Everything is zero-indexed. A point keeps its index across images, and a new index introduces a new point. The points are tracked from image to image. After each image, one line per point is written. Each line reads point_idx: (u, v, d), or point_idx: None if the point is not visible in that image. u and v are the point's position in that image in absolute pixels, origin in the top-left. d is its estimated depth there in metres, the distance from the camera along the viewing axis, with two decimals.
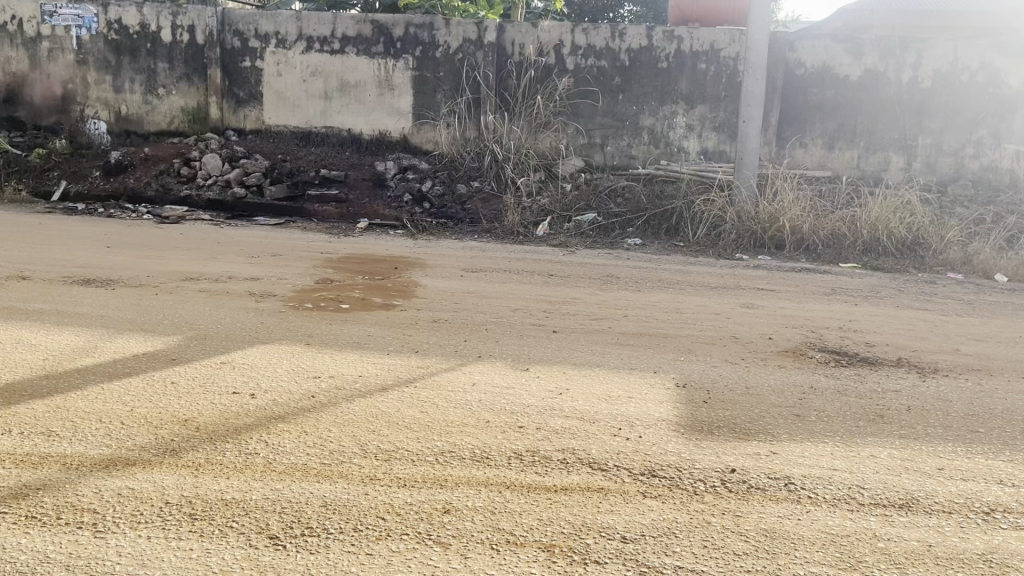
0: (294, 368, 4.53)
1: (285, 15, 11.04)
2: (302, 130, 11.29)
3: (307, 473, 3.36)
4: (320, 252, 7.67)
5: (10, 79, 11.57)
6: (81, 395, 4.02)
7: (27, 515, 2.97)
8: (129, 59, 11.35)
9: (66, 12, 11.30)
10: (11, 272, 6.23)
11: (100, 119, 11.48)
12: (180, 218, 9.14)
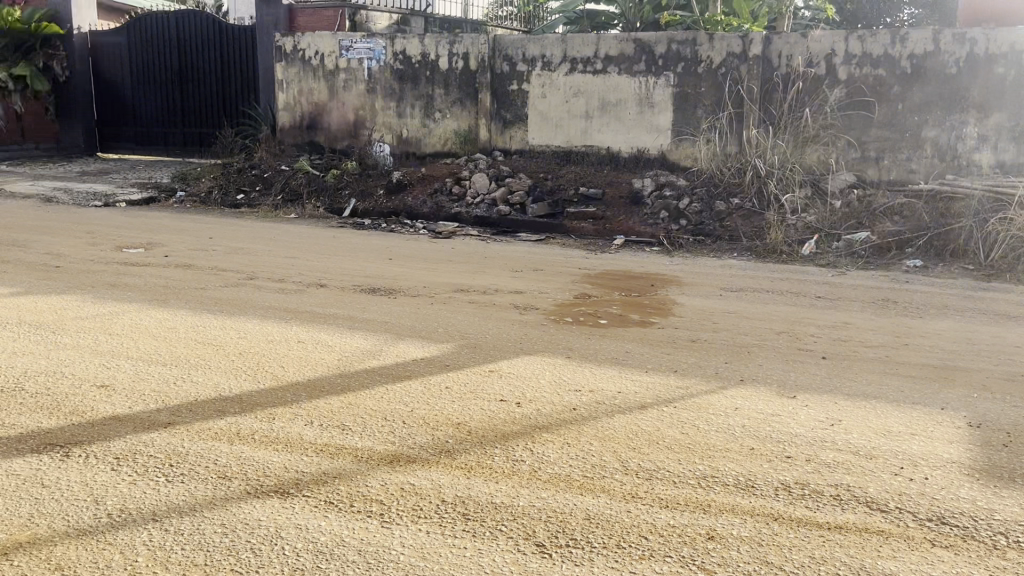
0: (556, 380, 4.66)
1: (551, 39, 11.46)
2: (564, 149, 11.64)
3: (571, 485, 3.45)
4: (579, 268, 7.86)
5: (312, 108, 13.07)
6: (370, 394, 4.42)
7: (326, 500, 3.32)
8: (411, 87, 12.36)
9: (360, 46, 12.58)
10: (311, 279, 7.01)
11: (385, 142, 12.62)
12: (451, 233, 9.76)
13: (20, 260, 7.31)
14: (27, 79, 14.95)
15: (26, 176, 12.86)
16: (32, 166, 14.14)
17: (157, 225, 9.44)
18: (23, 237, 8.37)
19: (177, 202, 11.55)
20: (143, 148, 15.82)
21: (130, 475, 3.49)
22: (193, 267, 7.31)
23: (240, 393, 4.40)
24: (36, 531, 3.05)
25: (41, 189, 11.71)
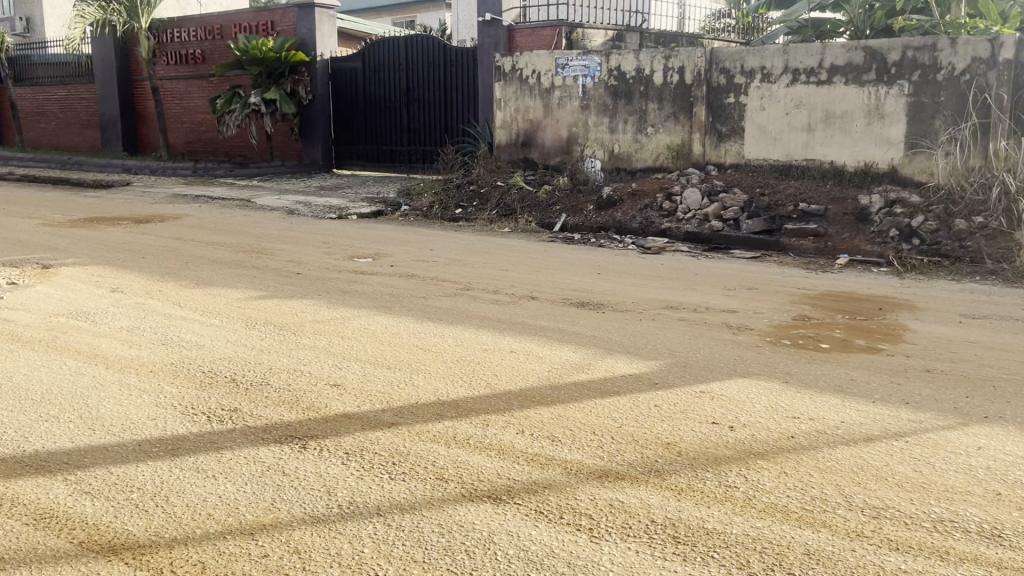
0: (772, 405, 4.46)
1: (772, 50, 11.04)
2: (782, 164, 11.17)
3: (788, 516, 3.28)
4: (797, 288, 7.49)
5: (528, 125, 13.44)
6: (580, 407, 4.45)
7: (537, 509, 3.37)
8: (625, 102, 12.39)
9: (576, 63, 12.80)
10: (523, 292, 7.19)
11: (597, 158, 12.73)
12: (662, 249, 9.65)
13: (268, 267, 8.10)
14: (277, 102, 16.27)
15: (273, 191, 14.22)
16: (278, 182, 15.62)
17: (383, 236, 10.10)
18: (269, 245, 9.27)
19: (401, 215, 12.28)
20: (372, 165, 16.99)
21: (358, 470, 3.74)
22: (414, 277, 7.74)
23: (456, 399, 4.60)
24: (278, 514, 3.35)
25: (285, 202, 12.89)
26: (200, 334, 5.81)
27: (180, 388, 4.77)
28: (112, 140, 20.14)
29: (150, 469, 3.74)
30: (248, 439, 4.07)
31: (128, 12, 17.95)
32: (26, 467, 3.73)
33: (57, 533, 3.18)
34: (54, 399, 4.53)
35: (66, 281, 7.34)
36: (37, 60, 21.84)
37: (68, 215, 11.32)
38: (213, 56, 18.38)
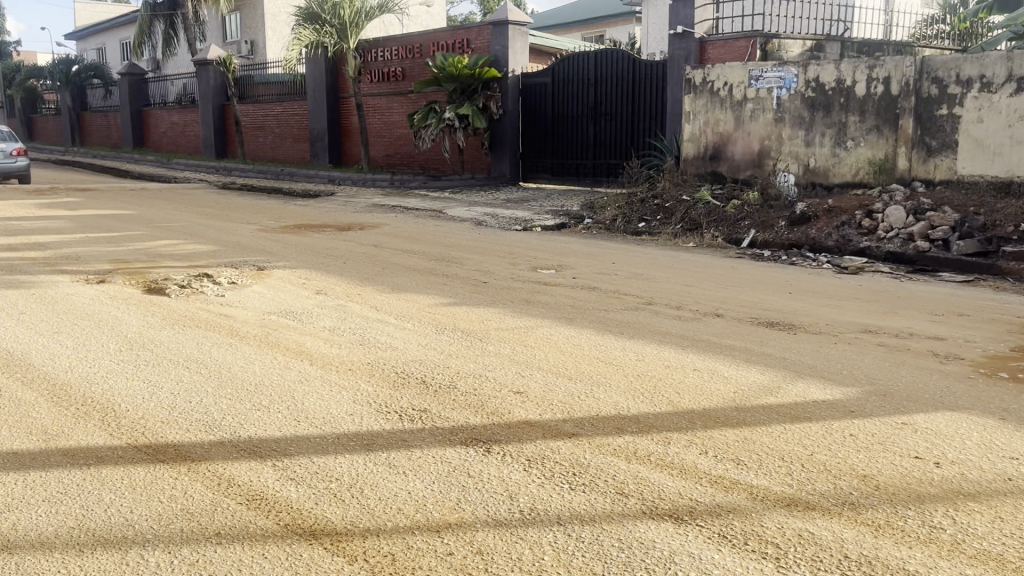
0: (985, 443, 4.09)
1: (994, 57, 10.16)
2: (1002, 180, 10.23)
3: (1004, 566, 2.99)
4: (1016, 316, 6.83)
5: (717, 138, 13.14)
6: (767, 431, 4.29)
7: (720, 533, 3.28)
8: (823, 114, 11.83)
9: (771, 75, 12.37)
10: (708, 309, 7.03)
11: (790, 172, 12.23)
12: (859, 269, 9.11)
13: (456, 275, 8.41)
14: (469, 118, 16.82)
15: (463, 202, 14.74)
16: (467, 193, 16.19)
17: (567, 248, 10.21)
18: (459, 254, 9.63)
19: (585, 228, 12.35)
20: (558, 178, 17.23)
21: (539, 478, 3.80)
22: (597, 289, 7.77)
23: (638, 414, 4.56)
24: (463, 515, 3.46)
25: (474, 213, 13.33)
26: (394, 337, 6.13)
27: (375, 386, 5.05)
28: (320, 153, 21.67)
29: (347, 461, 3.98)
30: (436, 440, 4.24)
31: (339, 33, 19.16)
32: (241, 450, 4.08)
33: (266, 513, 3.46)
34: (266, 390, 4.94)
35: (277, 282, 7.98)
36: (259, 80, 23.94)
37: (280, 222, 12.31)
38: (413, 73, 19.35)
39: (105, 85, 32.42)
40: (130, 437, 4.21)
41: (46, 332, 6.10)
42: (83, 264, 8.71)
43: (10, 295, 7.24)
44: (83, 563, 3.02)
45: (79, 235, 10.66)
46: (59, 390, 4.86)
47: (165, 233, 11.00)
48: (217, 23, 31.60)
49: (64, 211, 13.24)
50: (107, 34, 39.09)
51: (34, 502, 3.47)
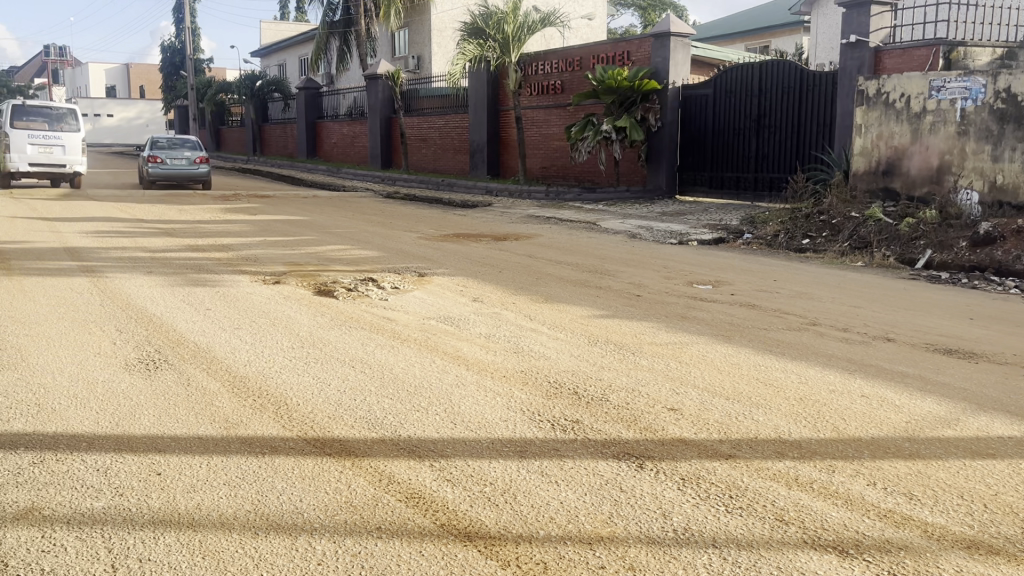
0: None
1: None
2: None
3: None
4: None
5: (891, 152, 12.44)
6: (943, 466, 4.00)
7: (889, 570, 3.09)
8: (1014, 127, 10.91)
9: (955, 86, 11.60)
10: (877, 332, 6.65)
11: (974, 189, 11.34)
12: None
13: (610, 287, 8.38)
14: (627, 130, 16.76)
15: (617, 214, 14.69)
16: (622, 206, 16.11)
17: (724, 264, 9.95)
18: (613, 266, 9.60)
19: (744, 243, 11.99)
20: (716, 192, 16.84)
21: (694, 497, 3.72)
22: (756, 307, 7.53)
23: (800, 439, 4.36)
24: (614, 529, 3.43)
25: (628, 226, 13.25)
26: (547, 346, 6.18)
27: (528, 394, 5.10)
28: (478, 164, 22.22)
29: (500, 467, 4.04)
30: (588, 452, 4.23)
31: (501, 48, 19.65)
32: (401, 449, 4.23)
33: (423, 512, 3.57)
34: (424, 393, 5.10)
35: (436, 288, 8.24)
36: (423, 94, 24.90)
37: (440, 230, 12.71)
38: (572, 86, 19.51)
39: (284, 98, 34.68)
40: (300, 429, 4.47)
41: (228, 327, 6.59)
42: (261, 266, 9.34)
43: (198, 292, 7.87)
44: (257, 545, 3.23)
45: (258, 238, 11.45)
46: (239, 382, 5.23)
47: (334, 238, 11.62)
48: (387, 39, 33.11)
49: (245, 215, 14.26)
50: (288, 51, 41.82)
51: (215, 484, 3.75)
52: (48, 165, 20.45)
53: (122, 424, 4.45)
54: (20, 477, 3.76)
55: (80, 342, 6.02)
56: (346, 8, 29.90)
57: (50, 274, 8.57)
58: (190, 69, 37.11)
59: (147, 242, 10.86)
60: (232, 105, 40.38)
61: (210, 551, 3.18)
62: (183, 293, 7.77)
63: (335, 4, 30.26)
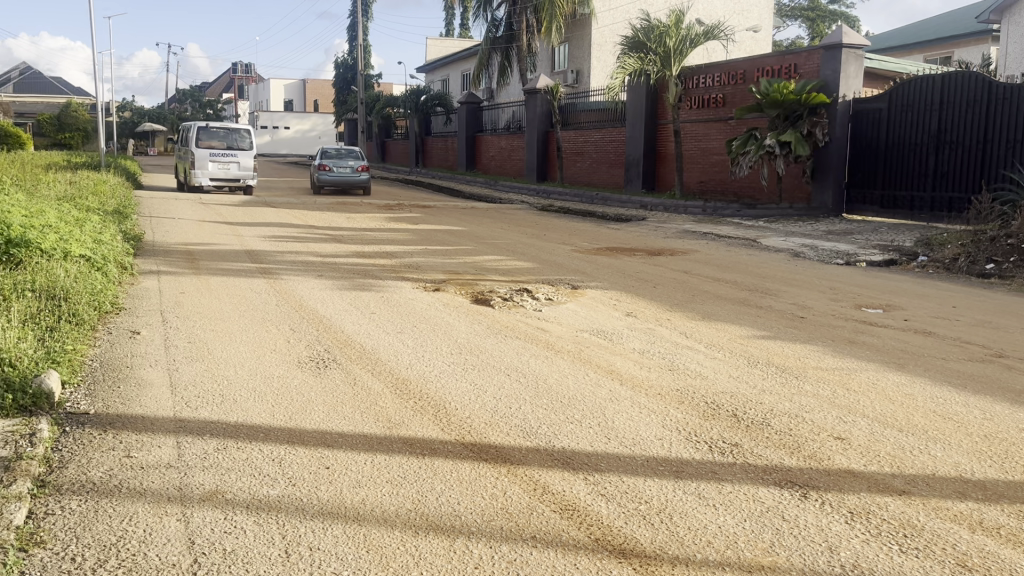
0: None
1: None
2: None
3: None
4: None
5: None
6: None
7: None
8: None
9: None
10: None
11: None
12: None
13: (771, 307, 8.08)
14: (792, 145, 16.15)
15: (779, 232, 14.18)
16: (784, 223, 15.52)
17: (896, 287, 9.38)
18: (774, 286, 9.26)
19: (918, 266, 11.26)
20: (888, 211, 15.93)
21: (863, 533, 3.51)
22: (932, 335, 7.05)
23: (985, 480, 4.04)
24: (777, 559, 3.30)
25: (791, 244, 12.74)
26: (704, 365, 6.03)
27: (684, 414, 5.00)
28: (634, 178, 22.07)
29: (656, 486, 3.98)
30: (748, 476, 4.09)
31: (662, 62, 19.47)
32: (555, 460, 4.25)
33: (578, 525, 3.56)
34: (578, 405, 5.10)
35: (590, 301, 8.24)
36: (581, 108, 25.05)
37: (594, 244, 12.71)
38: (734, 100, 19.05)
39: (446, 112, 35.84)
40: (458, 434, 4.58)
41: (391, 331, 6.86)
42: (422, 273, 9.67)
43: (364, 296, 8.24)
44: (417, 544, 3.33)
45: (419, 247, 11.87)
46: (401, 384, 5.43)
47: (490, 249, 11.87)
48: (547, 53, 33.57)
49: (407, 225, 14.82)
50: (451, 67, 43.22)
51: (378, 481, 3.90)
52: (225, 178, 22.12)
53: (294, 418, 4.72)
54: (206, 460, 4.06)
55: (258, 339, 6.44)
56: (508, 24, 30.57)
57: (232, 274, 9.24)
58: (360, 83, 39.04)
59: (318, 248, 11.50)
60: (397, 119, 42.13)
61: (373, 545, 3.30)
62: (350, 297, 8.17)
63: (498, 20, 31.01)
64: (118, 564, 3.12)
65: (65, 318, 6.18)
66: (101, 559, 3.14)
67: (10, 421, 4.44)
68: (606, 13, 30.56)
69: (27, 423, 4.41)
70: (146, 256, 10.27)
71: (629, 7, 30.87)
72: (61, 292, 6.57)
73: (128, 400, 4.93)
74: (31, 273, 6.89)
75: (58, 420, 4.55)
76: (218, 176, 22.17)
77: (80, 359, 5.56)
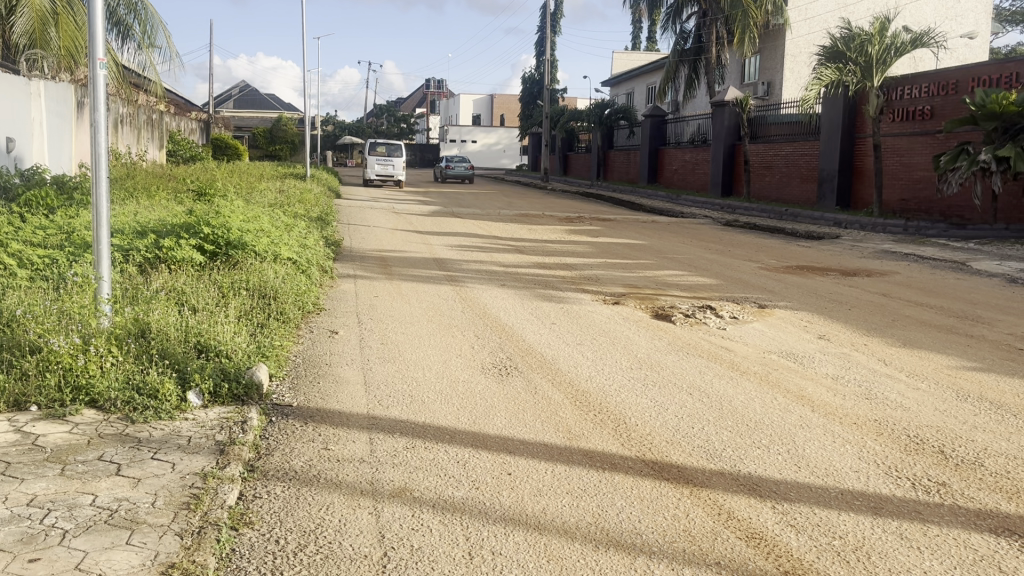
0: None
1: None
2: None
3: None
4: None
5: None
6: None
7: None
8: None
9: None
10: None
11: None
12: None
13: (984, 337, 7.38)
14: (1011, 160, 14.70)
15: (993, 255, 12.96)
16: (997, 246, 14.19)
17: None
18: (987, 313, 8.47)
19: None
20: None
21: None
22: None
23: None
24: None
25: (1007, 268, 11.62)
26: (906, 396, 5.59)
27: (883, 446, 4.65)
28: (827, 194, 20.99)
29: (852, 521, 3.72)
30: (958, 520, 3.73)
31: (863, 72, 18.40)
32: (742, 485, 4.07)
33: (765, 555, 3.38)
34: (766, 430, 4.86)
35: (779, 321, 7.90)
36: (772, 120, 24.22)
37: (782, 262, 12.17)
38: (944, 112, 17.69)
39: (630, 125, 35.74)
40: (639, 450, 4.49)
41: (571, 342, 6.89)
42: (602, 286, 9.65)
43: (545, 306, 8.33)
44: (598, 559, 3.29)
45: (600, 259, 11.88)
46: (581, 396, 5.41)
47: (672, 264, 11.66)
48: (737, 65, 32.72)
49: (587, 237, 14.88)
50: (637, 79, 43.05)
51: (559, 492, 3.90)
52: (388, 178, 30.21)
53: (478, 422, 4.83)
54: (396, 458, 4.24)
55: (444, 344, 6.66)
56: (698, 36, 29.99)
57: (421, 280, 9.64)
58: (546, 97, 39.49)
59: (501, 257, 11.78)
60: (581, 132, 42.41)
61: (553, 556, 3.30)
62: (533, 307, 8.28)
63: (687, 32, 30.49)
64: (316, 550, 3.30)
65: (274, 316, 6.70)
66: (301, 544, 3.33)
67: (226, 408, 4.85)
68: (801, 23, 29.43)
69: (239, 411, 4.80)
70: (344, 260, 10.92)
71: (827, 16, 29.63)
72: (271, 291, 7.15)
73: (327, 395, 5.23)
74: (246, 273, 7.51)
75: (266, 411, 4.92)
76: (381, 175, 30.28)
77: (286, 354, 6.00)
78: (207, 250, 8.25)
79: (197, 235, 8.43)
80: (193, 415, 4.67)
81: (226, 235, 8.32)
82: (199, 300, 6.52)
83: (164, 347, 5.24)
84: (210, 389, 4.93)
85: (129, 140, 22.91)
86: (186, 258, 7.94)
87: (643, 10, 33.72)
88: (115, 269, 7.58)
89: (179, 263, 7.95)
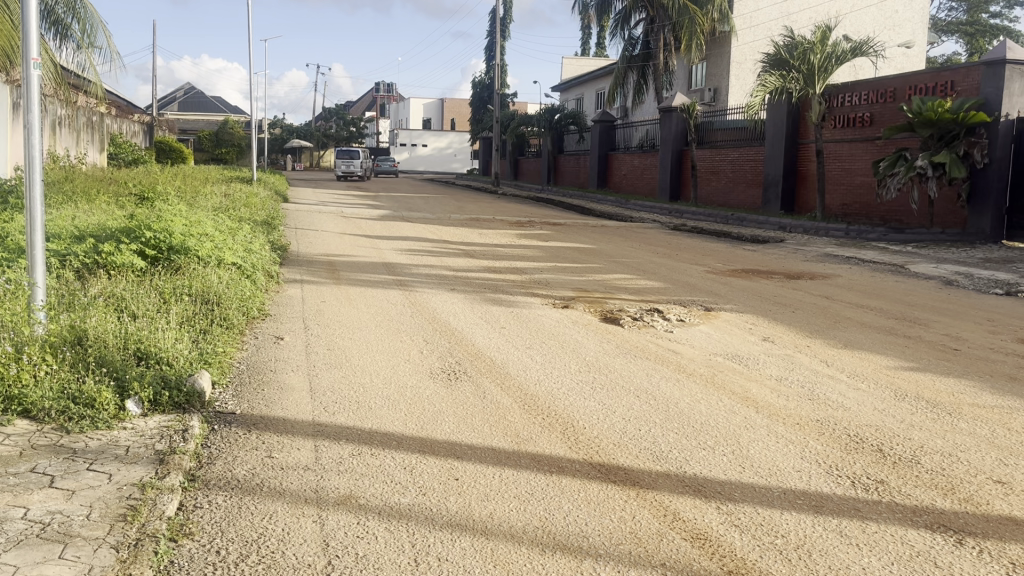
0: None
1: None
2: None
3: None
4: None
5: None
6: None
7: None
8: None
9: None
10: None
11: None
12: None
13: (920, 337, 7.59)
14: (946, 166, 15.25)
15: (930, 258, 13.35)
16: (934, 249, 14.62)
17: None
18: (923, 315, 8.70)
19: None
20: None
21: None
22: None
23: None
24: None
25: (942, 271, 11.98)
26: (846, 396, 5.72)
27: (825, 446, 4.74)
28: (772, 199, 21.41)
29: (794, 519, 3.79)
30: (895, 518, 3.82)
31: (805, 79, 18.83)
32: (687, 486, 4.12)
33: (710, 555, 3.42)
34: (711, 431, 4.94)
35: (724, 324, 8.00)
36: (717, 125, 24.64)
37: (729, 265, 12.38)
38: (882, 118, 18.14)
39: (579, 130, 36.04)
40: (587, 453, 4.52)
41: (520, 346, 6.91)
42: (552, 290, 9.66)
43: (495, 311, 8.33)
44: (544, 563, 3.30)
45: (549, 263, 11.93)
46: (530, 400, 5.41)
47: (621, 267, 11.76)
48: (685, 71, 33.28)
49: (537, 241, 14.94)
50: (586, 85, 43.46)
51: (505, 496, 3.90)
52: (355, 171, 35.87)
53: (425, 428, 4.80)
54: (341, 464, 4.19)
55: (392, 349, 6.62)
56: (646, 42, 30.36)
57: (370, 285, 9.57)
58: (497, 102, 39.48)
59: (450, 262, 11.76)
60: (530, 137, 42.60)
61: (500, 560, 3.30)
62: (481, 311, 8.28)
63: (635, 38, 30.87)
64: (258, 560, 3.24)
65: (217, 322, 6.58)
66: (243, 554, 3.28)
67: (167, 417, 4.74)
68: (747, 30, 30.13)
69: (181, 420, 4.69)
70: (291, 265, 10.79)
71: (771, 24, 30.38)
72: (214, 296, 7.03)
73: (271, 402, 5.16)
74: (188, 278, 7.38)
75: (209, 418, 4.83)
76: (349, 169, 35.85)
77: (229, 362, 5.88)
78: (148, 255, 8.07)
79: (138, 239, 8.26)
80: (132, 424, 4.56)
81: (169, 240, 8.17)
82: (139, 306, 6.39)
83: (102, 355, 5.11)
84: (150, 397, 4.82)
85: (68, 142, 22.36)
86: (126, 263, 7.75)
87: (592, 15, 33.94)
88: (51, 274, 7.40)
89: (119, 269, 7.75)
